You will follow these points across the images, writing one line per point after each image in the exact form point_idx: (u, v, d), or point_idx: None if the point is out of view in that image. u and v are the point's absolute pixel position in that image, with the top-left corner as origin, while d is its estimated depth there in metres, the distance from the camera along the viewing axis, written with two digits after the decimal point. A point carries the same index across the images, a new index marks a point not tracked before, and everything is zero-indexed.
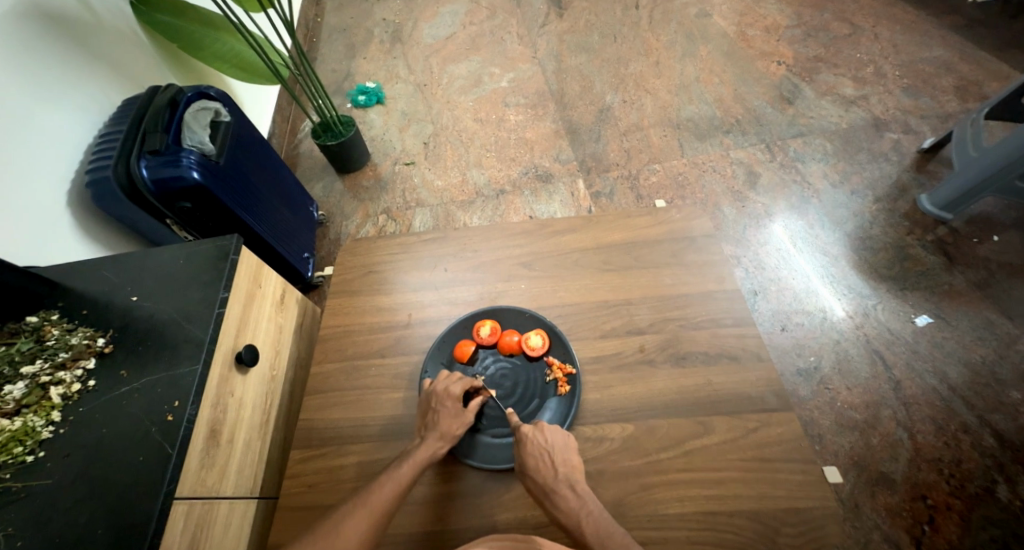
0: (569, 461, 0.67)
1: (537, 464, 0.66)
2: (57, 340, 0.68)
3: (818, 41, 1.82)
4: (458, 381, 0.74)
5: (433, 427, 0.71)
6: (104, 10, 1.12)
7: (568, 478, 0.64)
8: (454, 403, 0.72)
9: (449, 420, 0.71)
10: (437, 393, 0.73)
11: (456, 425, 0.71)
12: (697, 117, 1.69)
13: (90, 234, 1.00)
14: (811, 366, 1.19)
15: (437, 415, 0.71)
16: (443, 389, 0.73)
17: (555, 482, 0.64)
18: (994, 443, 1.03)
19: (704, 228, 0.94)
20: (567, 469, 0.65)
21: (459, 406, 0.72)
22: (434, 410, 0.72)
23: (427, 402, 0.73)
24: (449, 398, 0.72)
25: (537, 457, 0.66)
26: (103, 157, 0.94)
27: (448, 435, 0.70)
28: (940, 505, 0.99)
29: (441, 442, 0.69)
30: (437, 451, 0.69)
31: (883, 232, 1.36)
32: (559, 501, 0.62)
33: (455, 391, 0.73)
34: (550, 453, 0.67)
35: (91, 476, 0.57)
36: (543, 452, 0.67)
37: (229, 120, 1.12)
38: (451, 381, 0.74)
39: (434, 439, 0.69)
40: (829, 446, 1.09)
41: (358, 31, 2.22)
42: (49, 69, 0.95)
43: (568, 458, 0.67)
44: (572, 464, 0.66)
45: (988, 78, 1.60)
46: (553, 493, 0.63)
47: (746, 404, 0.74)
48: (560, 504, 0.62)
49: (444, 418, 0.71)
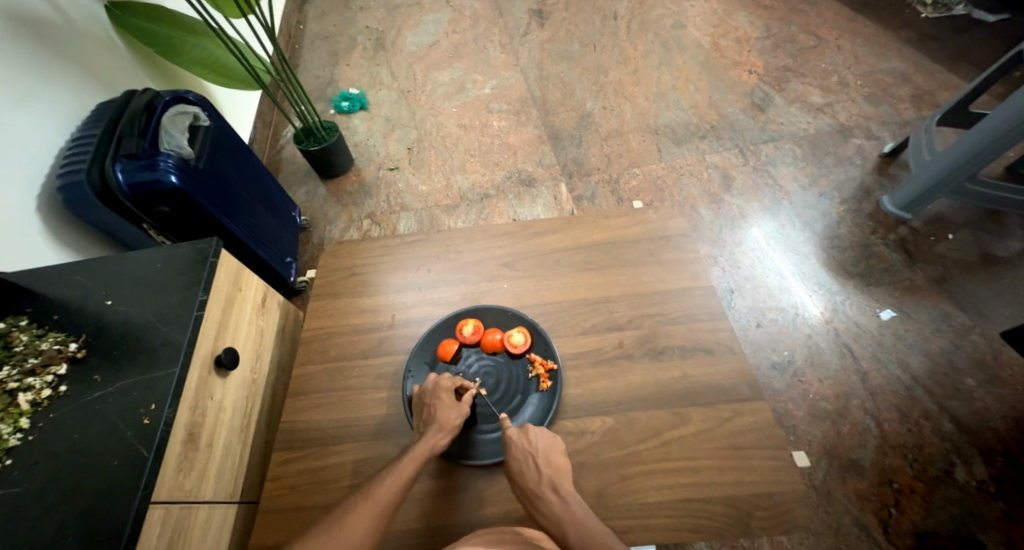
0: (555, 464, 0.68)
1: (522, 467, 0.66)
2: (25, 345, 0.66)
3: (786, 51, 1.90)
4: (449, 376, 0.77)
5: (431, 422, 0.71)
6: (78, 15, 1.12)
7: (551, 480, 0.65)
8: (447, 395, 0.74)
9: (447, 411, 0.72)
10: (429, 389, 0.75)
11: (453, 415, 0.72)
12: (674, 123, 1.74)
13: (62, 240, 0.98)
14: (785, 360, 1.23)
15: (433, 409, 0.72)
16: (434, 384, 0.75)
17: (538, 484, 0.64)
18: (953, 428, 1.09)
19: (680, 227, 0.98)
20: (551, 471, 0.66)
21: (453, 398, 0.74)
22: (429, 404, 0.73)
23: (421, 400, 0.75)
24: (441, 391, 0.74)
25: (522, 459, 0.67)
26: (76, 160, 0.92)
27: (446, 426, 0.70)
28: (905, 489, 1.03)
29: (441, 434, 0.70)
30: (436, 443, 0.69)
31: (850, 232, 1.43)
32: (542, 505, 0.63)
33: (446, 384, 0.75)
34: (534, 455, 0.68)
35: (61, 483, 0.56)
36: (528, 455, 0.68)
37: (209, 125, 1.11)
38: (441, 377, 0.77)
39: (433, 430, 0.70)
40: (802, 436, 1.13)
41: (340, 38, 2.23)
42: (19, 71, 0.93)
43: (554, 461, 0.68)
44: (556, 466, 0.67)
45: (942, 88, 1.70)
46: (537, 496, 0.63)
47: (720, 395, 0.76)
48: (542, 508, 0.63)
49: (440, 409, 0.72)
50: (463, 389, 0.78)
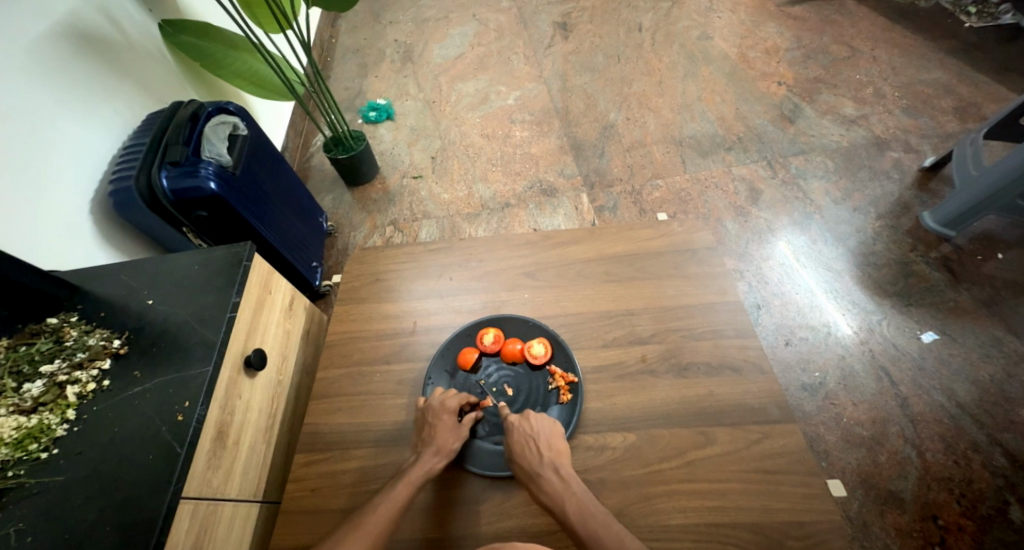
0: (555, 447, 0.69)
1: (523, 450, 0.68)
2: (75, 340, 0.70)
3: (818, 62, 1.86)
4: (454, 394, 0.76)
5: (429, 442, 0.71)
6: (134, 31, 1.19)
7: (552, 462, 0.66)
8: (449, 417, 0.73)
9: (445, 434, 0.72)
10: (433, 407, 0.74)
11: (451, 439, 0.72)
12: (700, 134, 1.72)
13: (111, 242, 1.03)
14: (816, 381, 1.18)
15: (432, 429, 0.72)
16: (438, 402, 0.75)
17: (539, 465, 0.66)
18: (1006, 463, 1.02)
19: (705, 241, 0.96)
20: (551, 455, 0.67)
21: (454, 420, 0.74)
22: (430, 424, 0.73)
23: (422, 417, 0.74)
24: (445, 411, 0.74)
25: (523, 443, 0.69)
26: (126, 167, 0.98)
27: (444, 450, 0.70)
28: (952, 526, 0.97)
29: (437, 457, 0.70)
30: (433, 467, 0.69)
31: (886, 249, 1.37)
32: (544, 484, 0.64)
33: (451, 404, 0.74)
34: (535, 440, 0.69)
35: (101, 475, 0.58)
36: (529, 439, 0.70)
37: (246, 133, 1.16)
38: (446, 395, 0.76)
39: (430, 452, 0.70)
40: (835, 462, 1.07)
41: (370, 51, 2.30)
42: (80, 84, 1.00)
43: (554, 445, 0.69)
44: (557, 450, 0.69)
45: (988, 100, 1.62)
46: (538, 477, 0.65)
47: (748, 415, 0.74)
48: (544, 487, 0.64)
49: (440, 431, 0.72)
50: (467, 409, 0.78)
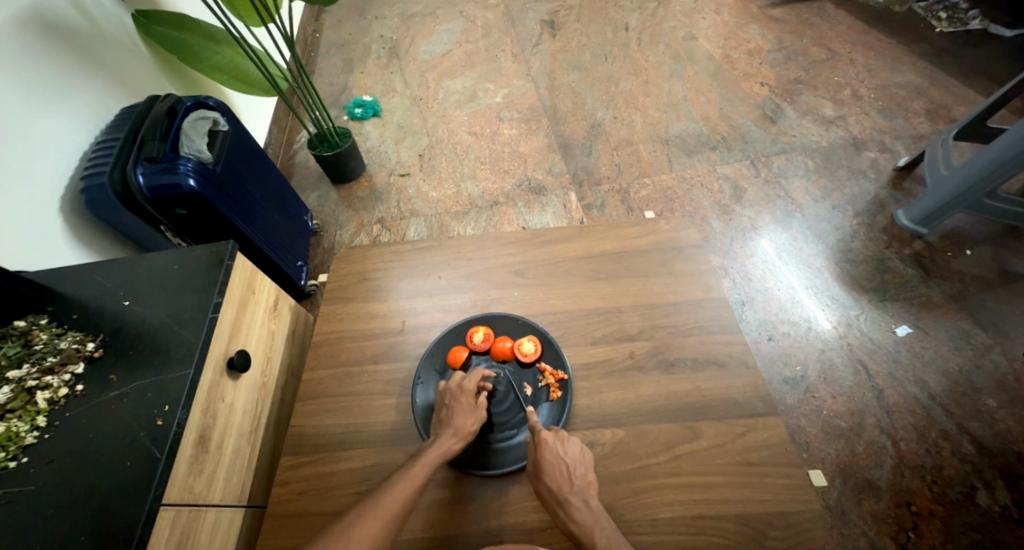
0: (585, 476, 0.67)
1: (554, 472, 0.65)
2: (45, 344, 0.68)
3: (799, 64, 1.90)
4: (472, 376, 0.77)
5: (447, 424, 0.71)
6: (105, 21, 1.14)
7: (582, 492, 0.64)
8: (468, 399, 0.74)
9: (463, 417, 0.72)
10: (451, 390, 0.75)
11: (469, 421, 0.72)
12: (685, 134, 1.74)
13: (84, 241, 1.00)
14: (797, 375, 1.22)
15: (450, 411, 0.73)
16: (456, 385, 0.76)
17: (569, 491, 0.64)
18: (973, 450, 1.06)
19: (691, 238, 0.97)
20: (582, 484, 0.65)
21: (473, 403, 0.74)
22: (446, 406, 0.74)
23: (441, 399, 0.75)
24: (462, 394, 0.74)
25: (554, 464, 0.66)
26: (98, 163, 0.94)
27: (462, 432, 0.70)
28: (924, 512, 1.00)
29: (454, 439, 0.70)
30: (449, 448, 0.69)
31: (864, 246, 1.41)
32: (573, 512, 0.62)
33: (469, 387, 0.75)
34: (566, 464, 0.67)
35: (75, 482, 0.56)
36: (560, 462, 0.67)
37: (227, 129, 1.13)
38: (466, 378, 0.77)
39: (448, 433, 0.70)
40: (815, 453, 1.10)
41: (355, 47, 2.27)
42: (46, 76, 0.96)
43: (584, 474, 0.67)
44: (587, 480, 0.67)
45: (958, 102, 1.68)
46: (567, 502, 0.63)
47: (732, 409, 0.75)
48: (574, 515, 0.62)
49: (457, 413, 0.72)
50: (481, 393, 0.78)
